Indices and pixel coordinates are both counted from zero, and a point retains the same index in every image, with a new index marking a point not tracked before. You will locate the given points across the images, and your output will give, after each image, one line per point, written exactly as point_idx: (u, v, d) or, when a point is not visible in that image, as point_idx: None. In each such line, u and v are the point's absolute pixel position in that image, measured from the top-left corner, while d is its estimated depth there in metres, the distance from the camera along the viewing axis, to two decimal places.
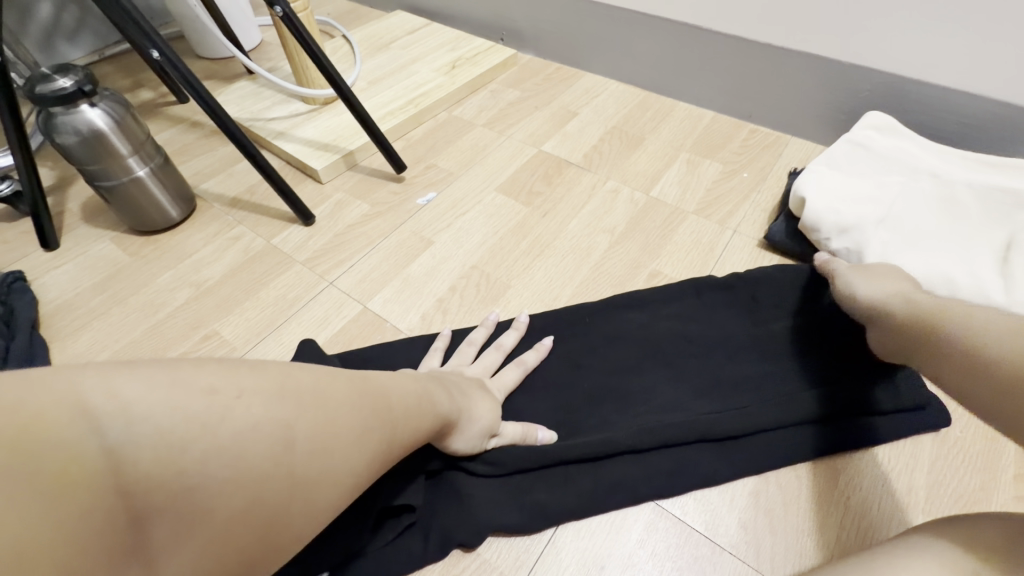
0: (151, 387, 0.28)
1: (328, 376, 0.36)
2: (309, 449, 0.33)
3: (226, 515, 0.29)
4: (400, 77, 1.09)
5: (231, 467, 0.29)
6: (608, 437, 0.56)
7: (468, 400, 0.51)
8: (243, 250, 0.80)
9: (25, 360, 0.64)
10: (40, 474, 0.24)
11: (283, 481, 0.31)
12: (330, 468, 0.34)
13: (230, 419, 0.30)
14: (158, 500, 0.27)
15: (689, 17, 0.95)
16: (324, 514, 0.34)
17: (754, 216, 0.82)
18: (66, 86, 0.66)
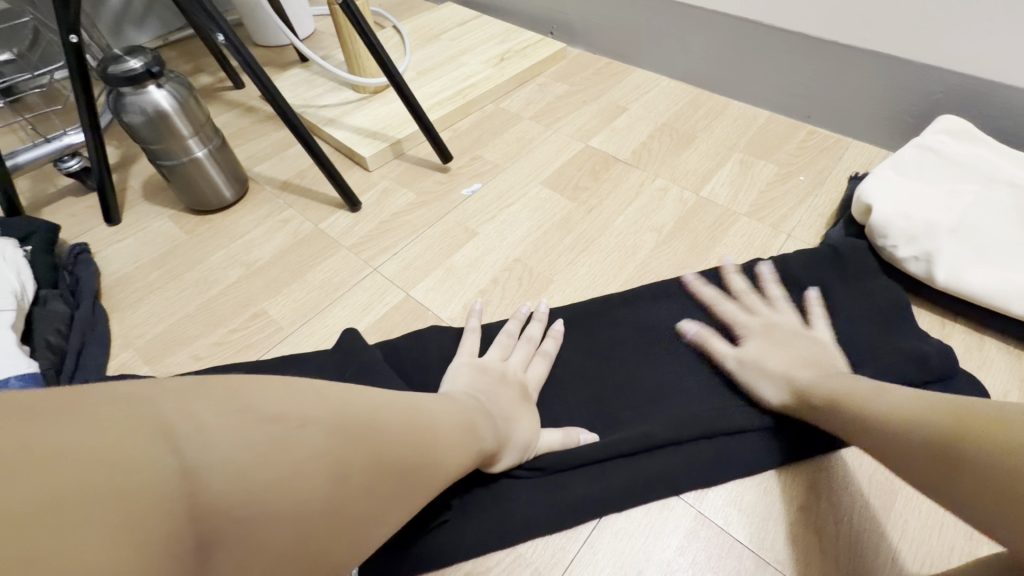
0: (220, 413, 0.29)
1: (381, 404, 0.37)
2: (364, 474, 0.33)
3: (283, 545, 0.29)
4: (449, 68, 1.09)
5: (290, 496, 0.30)
6: (644, 432, 0.55)
7: (511, 422, 0.51)
8: (292, 233, 0.82)
9: (87, 327, 0.67)
10: (120, 490, 0.24)
11: (339, 511, 0.32)
12: (381, 497, 0.34)
13: (293, 446, 0.30)
14: (223, 528, 0.27)
15: (750, 12, 0.92)
16: (370, 546, 0.35)
17: (810, 220, 0.79)
18: (136, 67, 0.69)
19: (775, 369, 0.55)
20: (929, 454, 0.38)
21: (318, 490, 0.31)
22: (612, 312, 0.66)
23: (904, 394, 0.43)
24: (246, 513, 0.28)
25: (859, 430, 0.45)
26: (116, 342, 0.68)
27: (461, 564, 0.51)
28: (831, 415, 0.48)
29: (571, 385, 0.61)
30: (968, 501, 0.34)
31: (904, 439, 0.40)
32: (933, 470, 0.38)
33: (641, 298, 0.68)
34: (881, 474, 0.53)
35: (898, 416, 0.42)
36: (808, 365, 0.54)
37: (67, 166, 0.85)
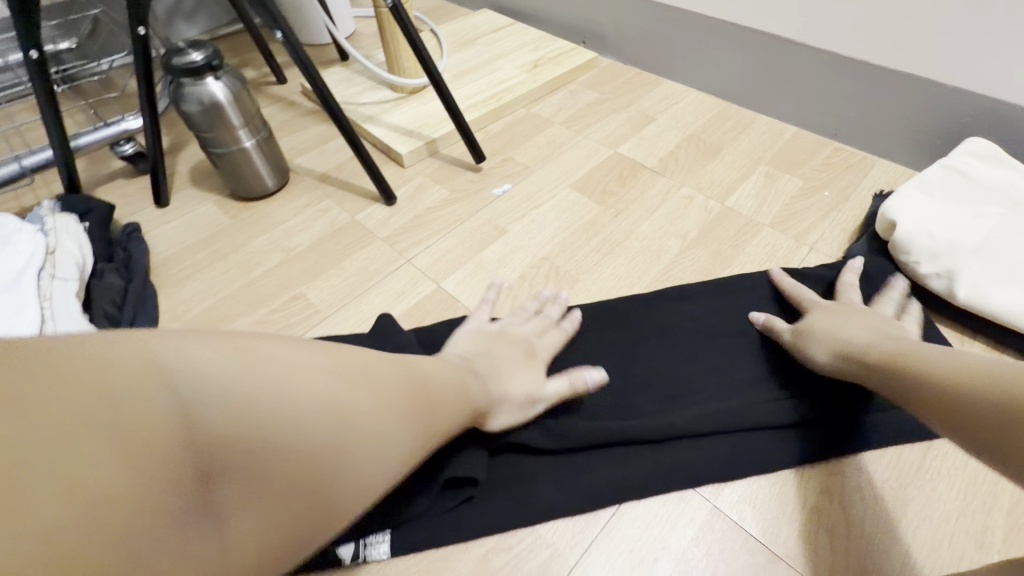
0: (215, 357, 0.33)
1: (369, 359, 0.42)
2: (362, 413, 0.38)
3: (287, 475, 0.33)
4: (484, 72, 1.13)
5: (292, 432, 0.34)
6: (668, 423, 0.57)
7: (509, 377, 0.55)
8: (330, 222, 0.85)
9: (139, 301, 0.71)
10: (125, 421, 0.28)
11: (344, 443, 0.36)
12: (384, 437, 0.39)
13: (287, 388, 0.35)
14: (224, 460, 0.31)
15: (783, 29, 0.94)
16: (379, 485, 0.38)
17: (833, 234, 0.81)
18: (198, 60, 0.73)
19: (849, 339, 0.55)
20: (962, 405, 0.40)
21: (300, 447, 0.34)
22: (635, 313, 0.69)
23: (953, 354, 0.45)
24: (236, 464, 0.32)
25: (902, 389, 0.47)
26: (164, 316, 0.72)
27: (477, 541, 0.53)
28: (883, 372, 0.50)
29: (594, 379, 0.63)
30: (997, 450, 0.37)
31: (942, 393, 0.42)
32: (964, 416, 0.39)
33: (664, 301, 0.70)
34: (893, 482, 0.54)
35: (940, 373, 0.43)
36: (883, 333, 0.55)
37: (122, 150, 0.89)
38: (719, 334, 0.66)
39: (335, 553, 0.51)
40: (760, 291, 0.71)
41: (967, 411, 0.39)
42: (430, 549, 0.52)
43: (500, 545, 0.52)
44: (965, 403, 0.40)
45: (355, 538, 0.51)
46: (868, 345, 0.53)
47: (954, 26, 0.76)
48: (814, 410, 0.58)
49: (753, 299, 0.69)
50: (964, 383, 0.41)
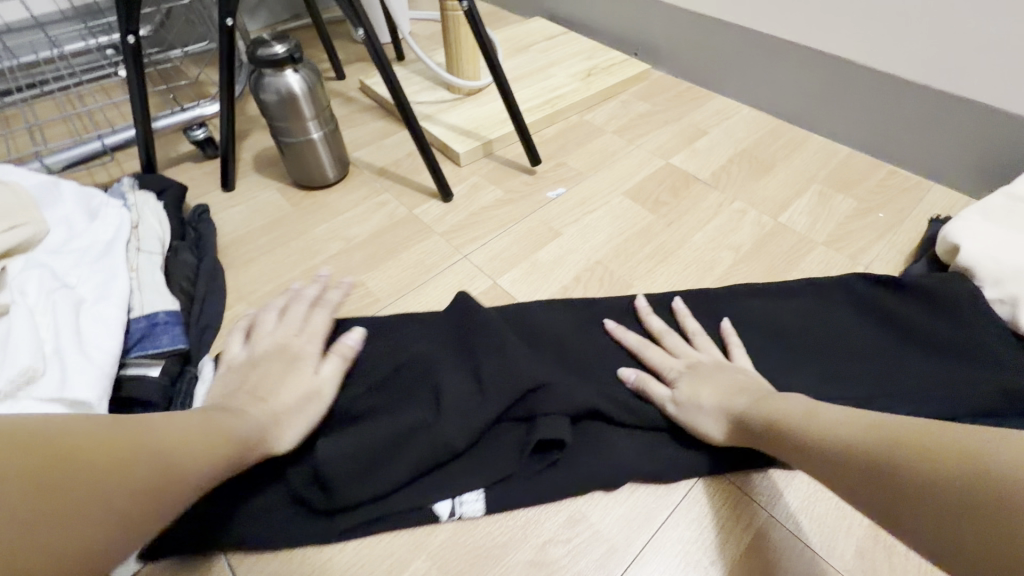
0: None
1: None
2: (85, 489, 0.34)
3: None
4: (538, 78, 1.15)
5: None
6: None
7: (277, 384, 0.53)
8: (388, 215, 0.88)
9: (210, 279, 0.74)
10: None
11: (62, 524, 0.33)
12: (114, 515, 0.35)
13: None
14: None
15: (841, 51, 0.95)
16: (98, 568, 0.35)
17: (888, 255, 0.81)
18: (280, 52, 0.77)
19: (712, 406, 0.54)
20: (862, 478, 0.38)
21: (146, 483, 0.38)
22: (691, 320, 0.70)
23: (834, 411, 0.44)
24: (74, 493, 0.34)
25: (803, 452, 0.43)
26: (231, 294, 0.75)
27: (572, 499, 0.56)
28: (769, 439, 0.47)
29: None
30: (927, 540, 0.34)
31: (839, 465, 0.40)
32: (870, 489, 0.37)
33: (719, 310, 0.71)
34: None
35: (826, 439, 0.42)
36: (739, 391, 0.53)
37: (194, 134, 0.95)
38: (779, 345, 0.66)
39: (400, 530, 0.53)
40: (818, 306, 0.71)
41: (873, 484, 0.37)
42: (524, 505, 0.54)
43: (557, 536, 0.53)
44: (869, 476, 0.38)
45: (449, 496, 0.53)
46: (748, 405, 0.51)
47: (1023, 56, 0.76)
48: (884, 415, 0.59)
49: (810, 313, 0.70)
50: (871, 446, 0.39)
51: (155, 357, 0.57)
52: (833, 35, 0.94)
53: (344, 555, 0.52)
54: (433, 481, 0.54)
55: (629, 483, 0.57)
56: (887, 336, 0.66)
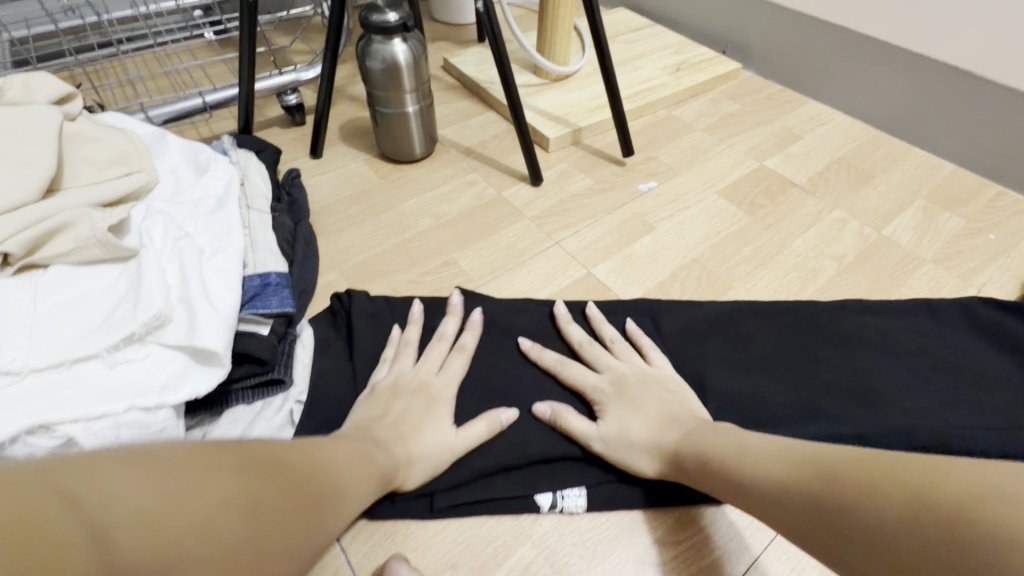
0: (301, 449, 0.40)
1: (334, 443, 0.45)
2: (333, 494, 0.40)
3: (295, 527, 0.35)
4: (626, 68, 1.12)
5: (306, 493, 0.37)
6: (862, 432, 0.57)
7: (419, 428, 0.51)
8: (477, 195, 0.86)
9: (307, 243, 0.73)
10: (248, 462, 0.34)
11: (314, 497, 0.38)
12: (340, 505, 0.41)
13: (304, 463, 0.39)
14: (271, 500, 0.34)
15: (961, 59, 0.89)
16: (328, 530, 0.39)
17: (1002, 280, 0.77)
18: (392, 20, 0.76)
19: (640, 441, 0.51)
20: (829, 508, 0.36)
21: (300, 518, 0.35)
22: (800, 329, 0.67)
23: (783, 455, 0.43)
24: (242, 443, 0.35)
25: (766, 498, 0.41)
26: (324, 261, 0.74)
27: (675, 510, 0.53)
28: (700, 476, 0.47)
29: (769, 387, 0.61)
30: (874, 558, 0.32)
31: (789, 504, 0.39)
32: (808, 525, 0.37)
33: (829, 321, 0.67)
34: None
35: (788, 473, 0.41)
36: (669, 422, 0.52)
37: (287, 99, 0.94)
38: (896, 366, 0.63)
39: (502, 516, 0.52)
40: (934, 329, 0.67)
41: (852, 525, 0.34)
42: (628, 509, 0.53)
43: (667, 541, 0.51)
44: (807, 510, 0.37)
45: (552, 487, 0.53)
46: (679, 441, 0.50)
47: None
48: (1016, 443, 0.56)
49: (925, 334, 0.66)
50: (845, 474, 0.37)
51: (264, 316, 0.57)
52: (954, 44, 0.89)
53: (448, 536, 0.51)
54: (535, 474, 0.53)
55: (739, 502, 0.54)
56: (1009, 364, 0.63)
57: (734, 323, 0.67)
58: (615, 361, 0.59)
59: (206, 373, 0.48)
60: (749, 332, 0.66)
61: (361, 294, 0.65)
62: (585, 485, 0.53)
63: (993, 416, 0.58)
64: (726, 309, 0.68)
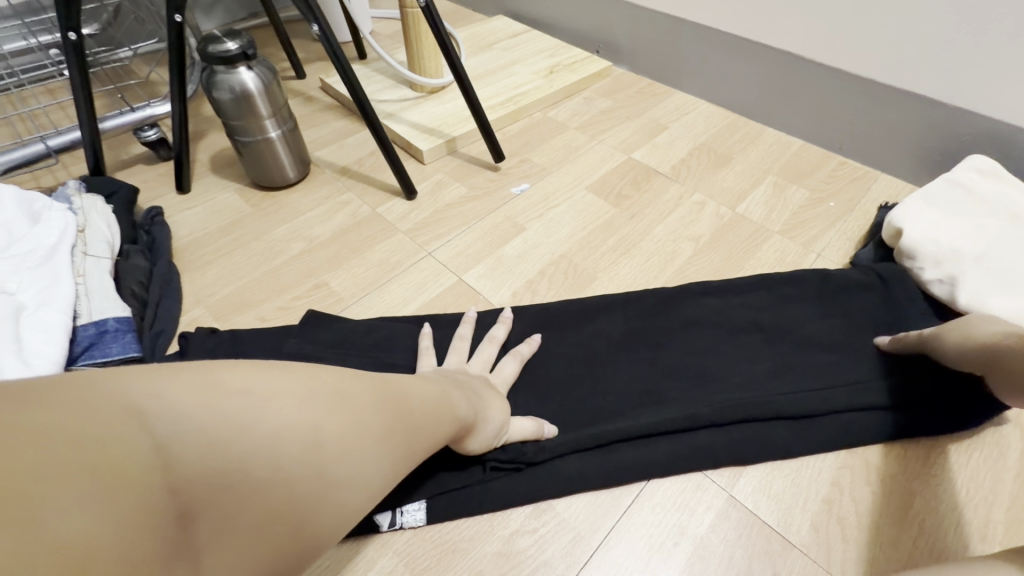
0: (281, 402, 0.33)
1: (338, 381, 0.37)
2: (342, 455, 0.35)
3: (262, 513, 0.31)
4: (501, 75, 1.16)
5: (271, 469, 0.31)
6: (692, 413, 0.60)
7: (481, 399, 0.53)
8: (350, 214, 0.86)
9: (164, 283, 0.72)
10: (180, 442, 0.29)
11: (316, 476, 0.33)
12: (362, 476, 0.36)
13: (261, 418, 0.32)
14: (200, 492, 0.29)
15: (794, 46, 0.97)
16: (346, 503, 0.35)
17: (840, 242, 0.84)
18: (232, 49, 0.75)
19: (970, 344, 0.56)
20: None
21: (258, 511, 0.31)
22: (652, 315, 0.71)
23: None
24: (184, 413, 0.30)
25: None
26: (187, 298, 0.72)
27: (519, 509, 0.55)
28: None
29: (608, 379, 0.64)
30: None
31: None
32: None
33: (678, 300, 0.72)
34: (898, 473, 0.57)
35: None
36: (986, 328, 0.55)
37: (145, 135, 0.90)
38: (729, 343, 0.68)
39: (363, 534, 0.53)
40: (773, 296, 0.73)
41: None
42: (470, 516, 0.54)
43: (523, 530, 0.54)
44: None
45: (391, 506, 0.53)
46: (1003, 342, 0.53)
47: (961, 50, 0.80)
48: (832, 398, 0.61)
49: (766, 301, 0.72)
50: None
51: (104, 365, 0.56)
52: (786, 30, 0.97)
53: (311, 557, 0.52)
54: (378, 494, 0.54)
55: (574, 495, 0.56)
56: (826, 330, 0.68)
57: (590, 325, 0.70)
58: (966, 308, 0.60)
59: None
60: (599, 334, 0.69)
61: (202, 333, 0.63)
62: (427, 498, 0.54)
63: (816, 372, 0.64)
64: (586, 303, 0.71)
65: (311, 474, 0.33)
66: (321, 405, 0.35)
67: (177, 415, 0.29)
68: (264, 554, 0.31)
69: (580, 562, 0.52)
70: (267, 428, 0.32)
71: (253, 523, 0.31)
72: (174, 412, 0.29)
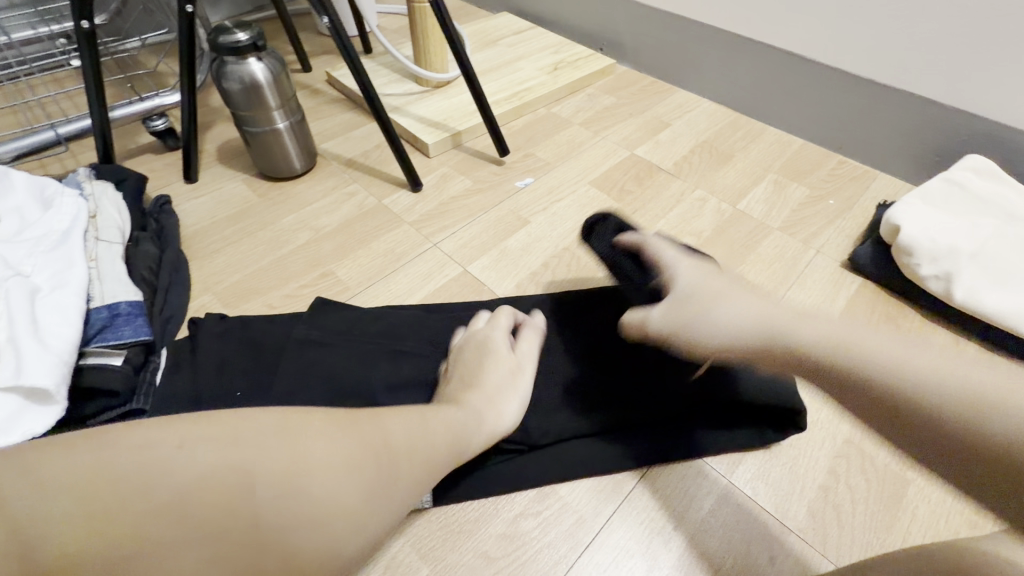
0: (205, 446, 0.34)
1: (276, 420, 0.37)
2: (280, 489, 0.34)
3: (196, 568, 0.31)
4: (506, 71, 1.17)
5: (198, 521, 0.31)
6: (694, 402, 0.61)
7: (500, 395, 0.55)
8: (357, 205, 0.87)
9: (173, 269, 0.73)
10: (92, 510, 0.30)
11: (253, 515, 0.33)
12: (318, 507, 0.34)
13: (176, 467, 0.33)
14: (119, 556, 0.29)
15: (795, 46, 0.99)
16: (303, 541, 0.33)
17: (838, 239, 0.85)
18: (243, 39, 0.76)
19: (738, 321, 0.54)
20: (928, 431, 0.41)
21: (188, 570, 0.30)
22: None
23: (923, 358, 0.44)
24: (92, 477, 0.31)
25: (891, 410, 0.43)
26: (196, 285, 0.73)
27: (524, 492, 0.57)
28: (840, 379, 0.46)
29: None
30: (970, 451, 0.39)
31: (944, 425, 0.40)
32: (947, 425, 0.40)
33: None
34: (893, 463, 0.59)
35: (976, 424, 0.39)
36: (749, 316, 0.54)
37: (154, 124, 0.92)
38: None
39: None
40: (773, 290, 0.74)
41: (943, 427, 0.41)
42: (476, 499, 0.55)
43: (527, 513, 0.55)
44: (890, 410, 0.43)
45: None
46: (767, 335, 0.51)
47: (959, 50, 0.81)
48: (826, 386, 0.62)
49: None
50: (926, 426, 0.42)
51: (117, 347, 0.57)
52: (788, 31, 0.98)
53: None
54: None
55: (576, 480, 0.57)
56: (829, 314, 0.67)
57: (597, 314, 0.70)
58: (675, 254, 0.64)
59: (43, 412, 0.49)
60: (605, 324, 0.69)
61: (209, 320, 0.63)
62: (434, 480, 0.55)
63: None
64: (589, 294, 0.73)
65: (247, 514, 0.32)
66: (248, 443, 0.35)
67: (89, 481, 0.31)
68: None
69: (583, 543, 0.53)
70: (185, 476, 0.32)
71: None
72: (81, 478, 0.31)
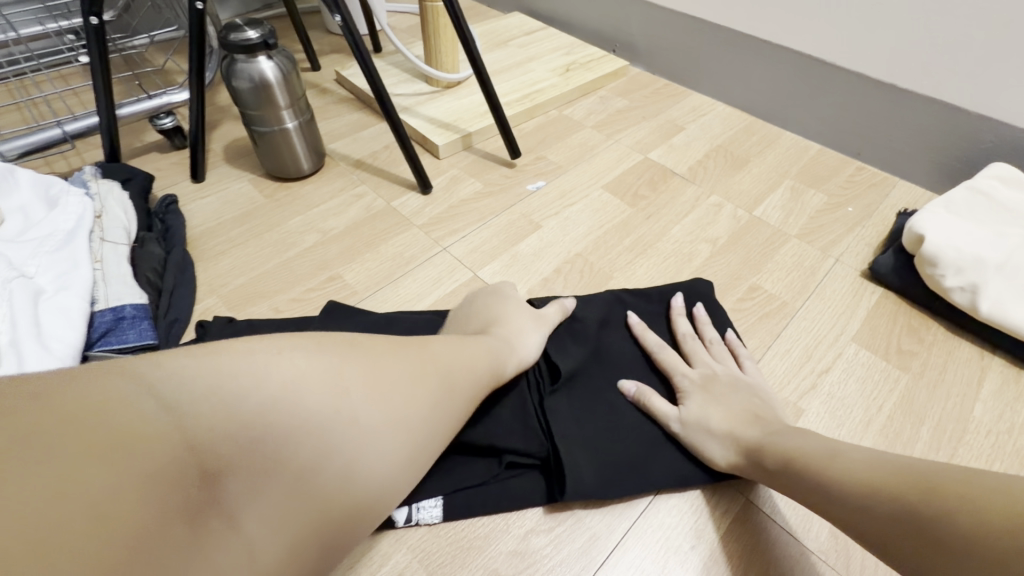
0: (289, 358, 0.36)
1: (347, 340, 0.41)
2: (363, 391, 0.38)
3: (294, 468, 0.34)
4: (517, 72, 1.15)
5: (294, 424, 0.34)
6: None
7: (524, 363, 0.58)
8: (365, 207, 0.86)
9: (179, 271, 0.71)
10: (187, 412, 0.31)
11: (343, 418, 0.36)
12: (393, 417, 0.39)
13: (269, 370, 0.35)
14: (222, 456, 0.31)
15: (813, 49, 0.97)
16: (383, 445, 0.38)
17: (858, 248, 0.83)
18: (253, 38, 0.75)
19: (720, 428, 0.54)
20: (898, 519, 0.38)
21: (290, 467, 0.34)
22: None
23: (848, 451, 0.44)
24: (185, 380, 0.32)
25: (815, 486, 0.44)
26: (201, 287, 0.72)
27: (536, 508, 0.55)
28: (780, 472, 0.48)
29: None
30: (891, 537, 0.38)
31: (890, 516, 0.38)
32: (891, 519, 0.38)
33: (703, 299, 0.70)
34: None
35: (952, 499, 0.35)
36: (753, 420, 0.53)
37: (161, 122, 0.89)
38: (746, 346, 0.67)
39: (380, 529, 0.53)
40: None
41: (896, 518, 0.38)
42: (487, 515, 0.54)
43: (539, 531, 0.53)
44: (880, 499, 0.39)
45: (407, 501, 0.53)
46: (762, 438, 0.51)
47: (987, 55, 0.79)
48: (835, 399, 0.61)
49: None
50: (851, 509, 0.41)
51: (120, 351, 0.55)
52: (807, 34, 0.96)
53: None
54: None
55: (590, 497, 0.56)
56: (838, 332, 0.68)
57: (613, 324, 0.67)
58: (711, 360, 0.61)
59: None
60: (622, 334, 0.66)
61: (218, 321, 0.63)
62: (444, 494, 0.54)
63: None
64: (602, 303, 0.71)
65: (337, 420, 0.36)
66: (328, 357, 0.38)
67: (183, 386, 0.32)
68: (301, 510, 0.34)
69: (596, 562, 0.51)
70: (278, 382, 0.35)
71: (281, 488, 0.33)
72: (173, 382, 0.32)
